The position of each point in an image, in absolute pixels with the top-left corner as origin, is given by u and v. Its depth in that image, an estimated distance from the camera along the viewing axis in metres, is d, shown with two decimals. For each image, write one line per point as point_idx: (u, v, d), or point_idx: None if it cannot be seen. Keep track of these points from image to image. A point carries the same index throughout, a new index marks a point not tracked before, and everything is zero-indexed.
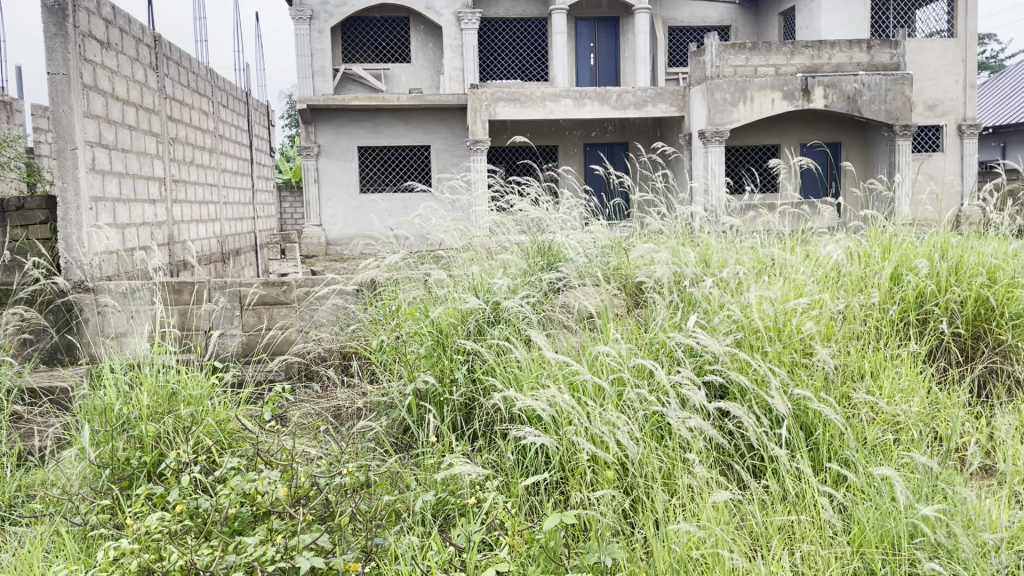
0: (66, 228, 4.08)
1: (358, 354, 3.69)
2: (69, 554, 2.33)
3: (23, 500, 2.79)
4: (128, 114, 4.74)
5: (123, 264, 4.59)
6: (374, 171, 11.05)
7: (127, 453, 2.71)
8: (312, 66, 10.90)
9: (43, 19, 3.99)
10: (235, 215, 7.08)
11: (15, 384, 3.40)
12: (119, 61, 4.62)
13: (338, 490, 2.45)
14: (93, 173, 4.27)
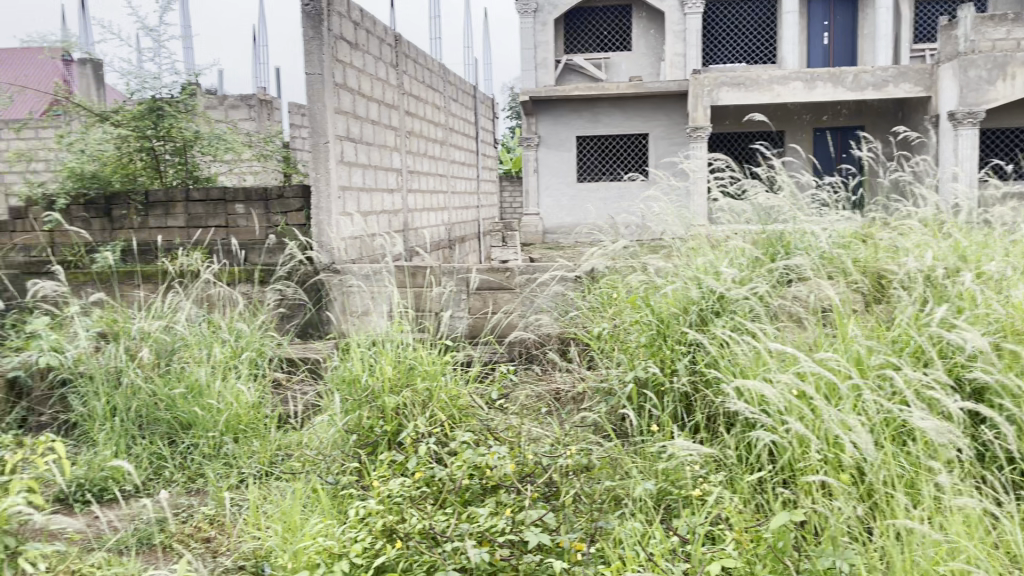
0: (319, 216, 4.50)
1: (577, 340, 3.74)
2: (323, 509, 2.58)
3: (282, 458, 3.11)
4: (371, 109, 5.12)
5: (365, 249, 4.97)
6: (591, 160, 11.14)
7: (371, 421, 2.96)
8: (536, 58, 11.15)
9: (303, 24, 4.40)
10: (461, 203, 7.44)
11: (276, 353, 3.78)
12: (364, 60, 5.01)
13: (562, 471, 2.51)
14: (341, 164, 4.66)
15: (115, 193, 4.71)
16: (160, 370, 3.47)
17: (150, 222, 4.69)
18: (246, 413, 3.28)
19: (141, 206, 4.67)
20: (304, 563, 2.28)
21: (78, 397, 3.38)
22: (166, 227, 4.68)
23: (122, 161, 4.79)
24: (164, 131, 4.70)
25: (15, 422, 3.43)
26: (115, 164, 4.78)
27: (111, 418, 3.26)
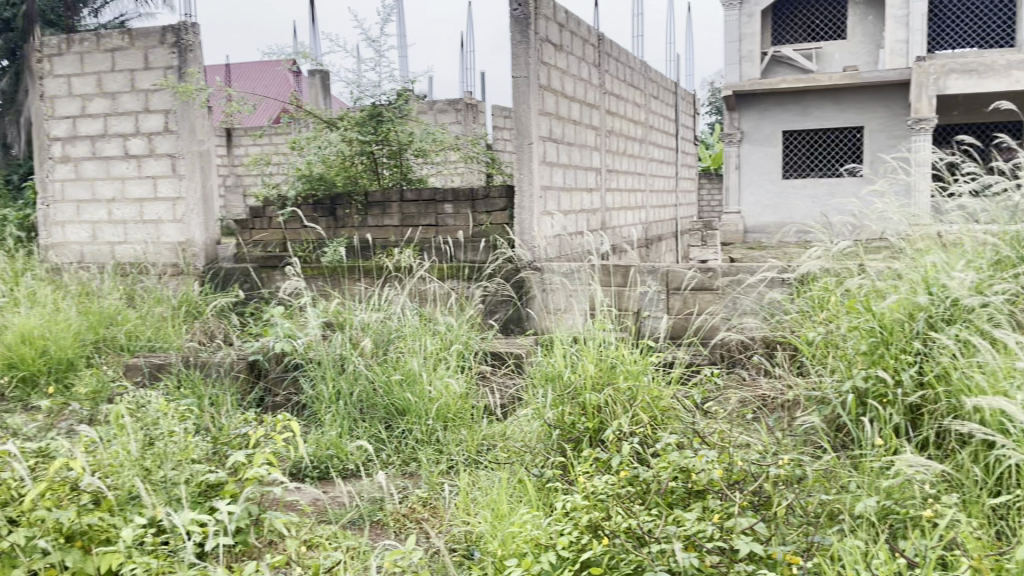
0: (521, 215, 4.62)
1: (786, 344, 3.59)
2: (530, 500, 2.66)
3: (488, 448, 3.22)
4: (573, 109, 5.18)
5: (565, 247, 5.05)
6: (799, 155, 10.63)
7: (574, 417, 3.00)
8: (740, 51, 10.84)
9: (511, 29, 4.53)
10: (660, 202, 7.36)
11: (480, 347, 3.93)
12: (569, 62, 5.08)
13: (774, 480, 2.41)
14: (544, 164, 4.75)
15: (338, 193, 5.10)
16: (379, 359, 3.71)
17: (368, 220, 5.04)
18: (455, 403, 3.43)
19: (361, 206, 5.04)
20: (512, 551, 2.34)
21: (307, 381, 3.69)
22: (383, 225, 5.00)
23: (345, 163, 5.17)
24: (382, 134, 5.03)
25: (255, 401, 3.80)
26: (339, 166, 5.16)
27: (336, 402, 3.53)
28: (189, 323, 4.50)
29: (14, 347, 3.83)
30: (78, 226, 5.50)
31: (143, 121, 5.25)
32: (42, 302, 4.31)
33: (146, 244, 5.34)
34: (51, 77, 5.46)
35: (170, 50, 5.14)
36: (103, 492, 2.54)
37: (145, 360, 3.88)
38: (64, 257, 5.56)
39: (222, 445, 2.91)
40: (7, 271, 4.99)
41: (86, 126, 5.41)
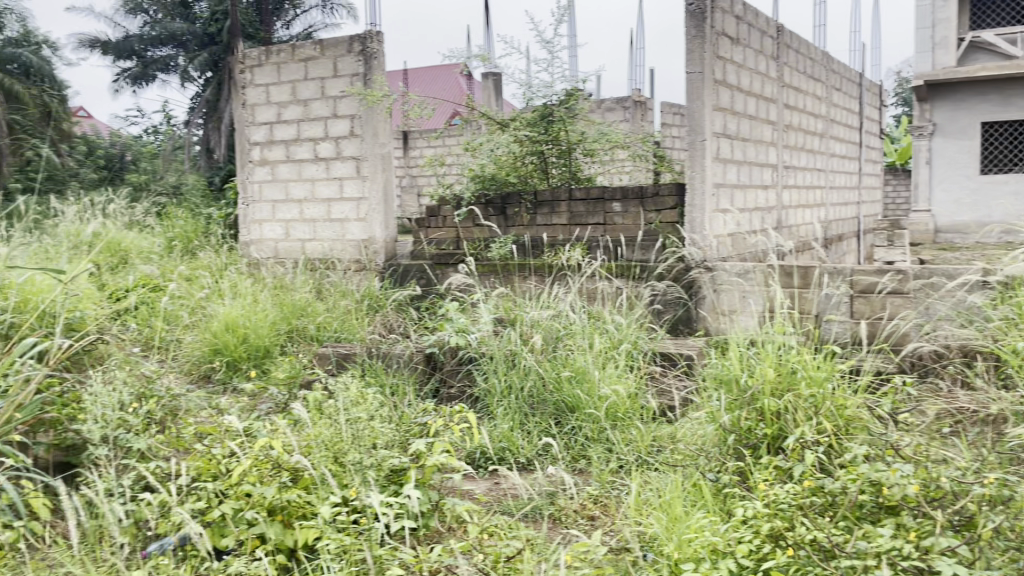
0: (693, 213, 4.53)
1: (988, 354, 3.31)
2: (707, 505, 2.61)
3: (659, 450, 3.17)
4: (750, 104, 5.02)
5: (738, 247, 4.90)
6: (1000, 148, 9.78)
7: (750, 422, 2.91)
8: (934, 38, 10.04)
9: (686, 24, 4.46)
10: (841, 199, 6.99)
11: (650, 346, 3.87)
12: (746, 55, 4.92)
13: (979, 500, 2.23)
14: (718, 161, 4.63)
15: (509, 192, 5.21)
16: (548, 355, 3.76)
17: (537, 219, 5.11)
18: (625, 403, 3.40)
19: (531, 205, 5.11)
20: (689, 554, 2.30)
21: (480, 374, 3.79)
22: (552, 224, 5.05)
23: (516, 163, 5.27)
24: (553, 134, 5.08)
25: (431, 392, 3.95)
26: (510, 165, 5.27)
27: (507, 396, 3.59)
28: (371, 316, 4.76)
29: (219, 333, 4.20)
30: (273, 224, 5.94)
31: (331, 126, 5.60)
32: (243, 293, 4.71)
33: (332, 241, 5.69)
34: (252, 87, 5.94)
35: (357, 58, 5.44)
36: (299, 471, 2.73)
37: (331, 350, 4.13)
38: (262, 252, 6.02)
39: (403, 432, 3.05)
40: (212, 265, 5.48)
41: (282, 131, 5.84)
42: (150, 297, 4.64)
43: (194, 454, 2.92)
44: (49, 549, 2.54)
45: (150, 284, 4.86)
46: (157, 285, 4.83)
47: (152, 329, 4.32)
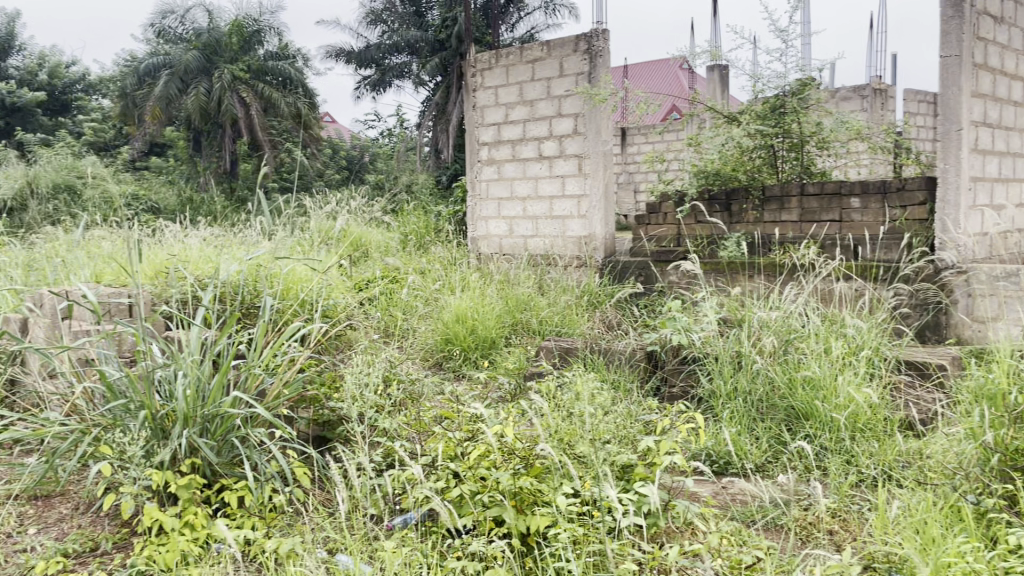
0: (944, 210, 4.15)
1: None
2: (968, 529, 2.39)
3: (905, 465, 2.94)
4: (1015, 89, 4.51)
5: (997, 247, 4.43)
6: None
7: (1019, 442, 2.60)
8: None
9: (942, 3, 4.09)
10: None
11: (894, 354, 3.61)
12: (1012, 34, 4.43)
13: None
14: (975, 152, 4.21)
15: (735, 188, 5.06)
16: (778, 358, 3.60)
17: (764, 216, 4.94)
18: (866, 412, 3.18)
19: (759, 201, 4.94)
20: None
21: (705, 374, 3.71)
22: (781, 220, 4.85)
23: (743, 158, 5.11)
24: (784, 126, 4.87)
25: (653, 390, 3.91)
26: (736, 161, 5.13)
27: (734, 398, 3.48)
28: (591, 311, 4.85)
29: (451, 324, 4.43)
30: (498, 221, 6.17)
31: (556, 124, 5.73)
32: (471, 288, 4.95)
33: (553, 237, 5.83)
34: (482, 89, 6.21)
35: (583, 57, 5.52)
36: (531, 459, 2.81)
37: (554, 343, 4.21)
38: (487, 248, 6.28)
39: (630, 427, 3.06)
40: (442, 260, 5.81)
41: (508, 131, 6.05)
42: (389, 288, 5.01)
43: (433, 436, 3.10)
44: (310, 514, 2.80)
45: (388, 275, 5.24)
46: (395, 277, 5.19)
47: (391, 318, 4.66)
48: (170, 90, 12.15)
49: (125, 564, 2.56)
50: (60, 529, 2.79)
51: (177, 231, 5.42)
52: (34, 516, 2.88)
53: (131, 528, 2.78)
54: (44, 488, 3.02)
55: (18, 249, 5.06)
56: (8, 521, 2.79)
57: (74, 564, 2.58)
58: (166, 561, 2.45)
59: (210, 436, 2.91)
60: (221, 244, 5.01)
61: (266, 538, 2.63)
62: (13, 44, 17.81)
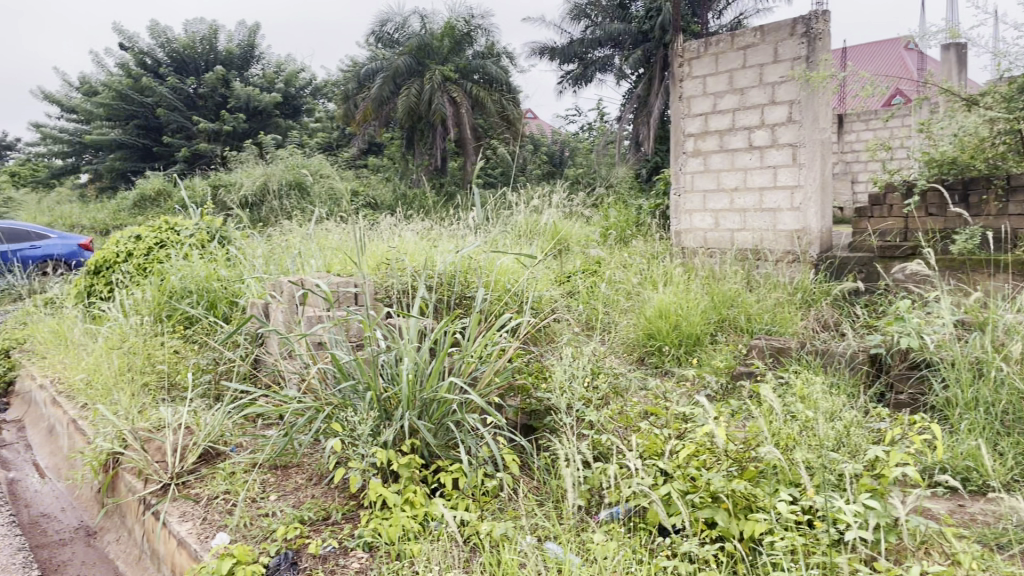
0: None
1: None
2: None
3: None
4: None
5: None
6: None
7: None
8: None
9: None
10: None
11: None
12: None
13: None
14: None
15: (974, 177, 4.63)
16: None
17: (1010, 208, 4.47)
18: None
19: (1002, 191, 4.48)
20: None
21: (938, 381, 3.40)
22: None
23: (984, 144, 4.66)
24: None
25: (876, 395, 3.64)
26: (975, 147, 4.70)
27: (973, 409, 3.17)
28: (803, 310, 4.61)
29: (653, 319, 4.37)
30: (703, 214, 6.02)
31: (769, 113, 5.50)
32: (675, 283, 4.87)
33: (763, 231, 5.61)
34: (689, 79, 6.08)
35: (800, 41, 5.25)
36: (744, 461, 2.70)
37: (766, 342, 4.03)
38: (692, 242, 6.15)
39: (854, 434, 2.84)
40: (645, 254, 5.77)
41: (716, 121, 5.89)
42: (592, 280, 5.03)
43: (639, 431, 3.05)
44: (521, 500, 2.86)
45: (591, 268, 5.27)
46: (598, 271, 5.21)
47: (595, 310, 4.68)
48: (385, 92, 12.97)
49: (353, 535, 2.74)
50: (296, 498, 3.05)
51: (395, 225, 5.78)
52: (275, 484, 3.17)
53: (357, 501, 2.98)
54: (284, 459, 3.32)
55: (260, 240, 5.61)
56: (254, 487, 3.09)
57: (309, 530, 2.80)
58: (390, 535, 2.60)
59: (428, 419, 3.06)
60: (435, 236, 5.27)
61: (480, 520, 2.71)
62: (255, 54, 19.77)
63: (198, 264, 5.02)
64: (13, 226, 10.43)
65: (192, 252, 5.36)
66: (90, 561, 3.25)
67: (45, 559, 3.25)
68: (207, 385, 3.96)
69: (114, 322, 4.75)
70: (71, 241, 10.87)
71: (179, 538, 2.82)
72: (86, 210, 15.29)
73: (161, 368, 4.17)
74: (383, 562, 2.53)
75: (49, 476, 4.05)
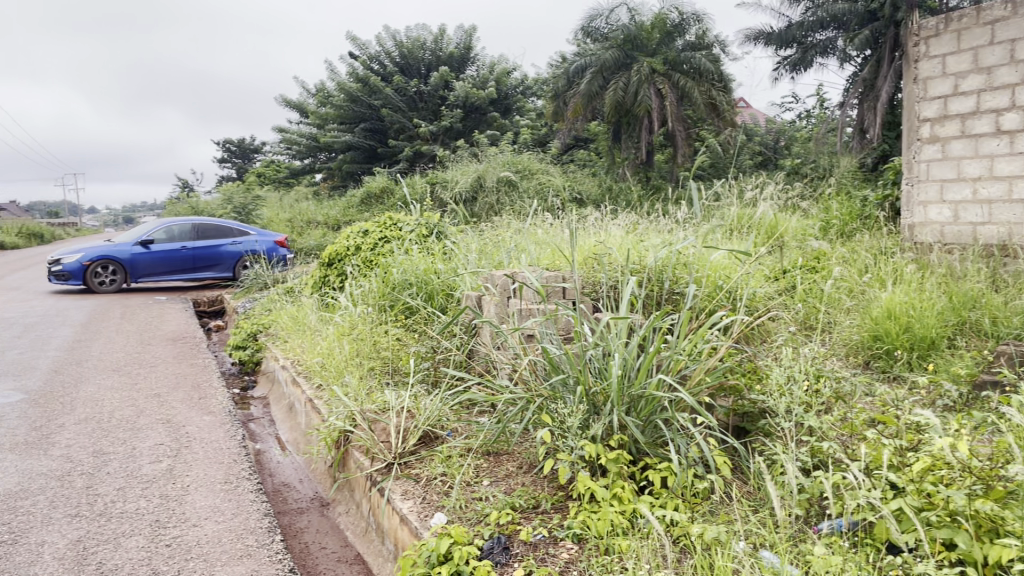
0: None
1: None
2: None
3: None
4: None
5: None
6: None
7: None
8: None
9: None
10: None
11: None
12: None
13: None
14: None
15: None
16: None
17: None
18: None
19: None
20: None
21: None
22: None
23: None
24: None
25: None
26: None
27: None
28: None
29: (880, 320, 4.07)
30: (940, 206, 5.50)
31: (1021, 93, 4.95)
32: (906, 282, 4.50)
33: (1014, 223, 5.02)
34: (925, 60, 5.59)
35: None
36: (990, 480, 2.42)
37: (1016, 348, 3.61)
38: (926, 236, 5.63)
39: None
40: (870, 249, 5.39)
41: (958, 104, 5.37)
42: (811, 277, 4.76)
43: (865, 440, 2.84)
44: (734, 504, 2.76)
45: (809, 264, 4.99)
46: (817, 267, 4.93)
47: (814, 309, 4.43)
48: (593, 87, 13.05)
49: (562, 525, 2.78)
50: (508, 485, 3.14)
51: (603, 220, 5.80)
52: (488, 470, 3.29)
53: (566, 493, 3.02)
54: (497, 446, 3.44)
55: (473, 235, 5.84)
56: (468, 472, 3.23)
57: (521, 517, 2.88)
58: (599, 529, 2.61)
59: (636, 415, 3.04)
60: (642, 230, 5.23)
61: (690, 521, 2.65)
62: (471, 55, 20.62)
63: (418, 258, 5.33)
64: (218, 224, 11.44)
65: (412, 246, 5.70)
66: (323, 530, 3.55)
67: (286, 524, 3.59)
68: (426, 371, 4.19)
69: (346, 310, 5.17)
70: (268, 239, 11.73)
71: (401, 515, 3.01)
72: (321, 206, 16.71)
73: (385, 354, 4.47)
74: (592, 555, 2.55)
75: (289, 449, 4.48)
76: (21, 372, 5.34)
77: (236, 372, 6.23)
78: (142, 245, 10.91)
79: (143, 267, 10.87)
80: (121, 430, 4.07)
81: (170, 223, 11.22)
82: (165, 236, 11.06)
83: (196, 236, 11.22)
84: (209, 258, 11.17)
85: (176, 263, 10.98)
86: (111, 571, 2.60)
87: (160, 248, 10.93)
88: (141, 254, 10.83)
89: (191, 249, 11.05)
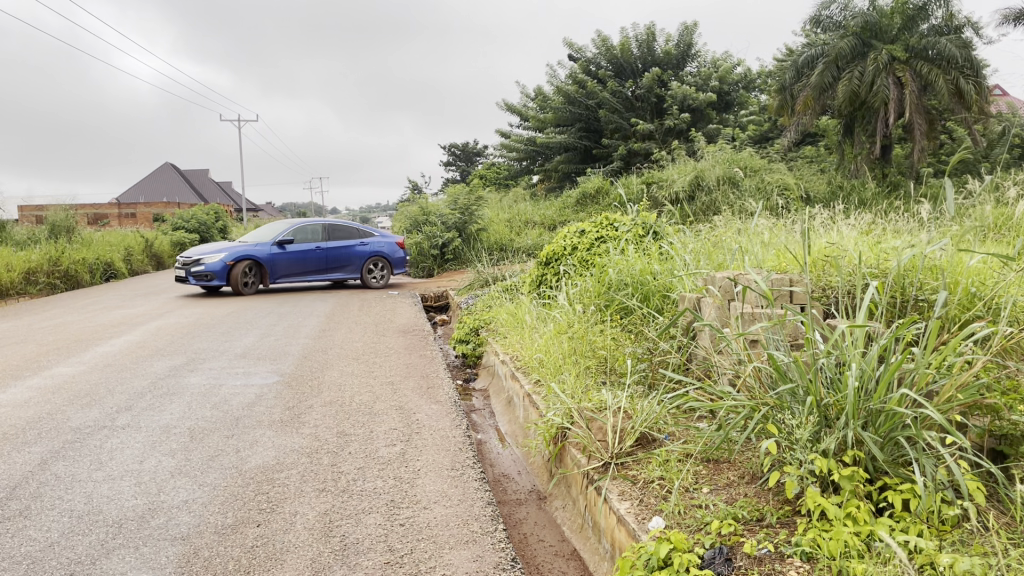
0: None
1: None
2: None
3: None
4: None
5: None
6: None
7: None
8: None
9: None
10: None
11: None
12: None
13: None
14: None
15: None
16: None
17: None
18: None
19: None
20: None
21: None
22: None
23: None
24: None
25: None
26: None
27: None
28: None
29: None
30: None
31: None
32: None
33: None
34: None
35: None
36: None
37: None
38: None
39: None
40: None
41: None
42: None
43: None
44: (989, 535, 2.49)
45: None
46: None
47: None
48: (825, 78, 12.41)
49: (789, 541, 2.64)
50: (730, 494, 3.03)
51: (836, 218, 5.50)
52: (708, 476, 3.20)
53: (793, 507, 2.85)
54: (716, 452, 3.34)
55: (693, 235, 5.71)
56: (687, 477, 3.17)
57: (744, 529, 2.76)
58: (831, 549, 2.45)
59: (873, 430, 2.82)
60: (879, 229, 4.84)
61: (936, 549, 2.42)
62: (691, 53, 20.25)
63: (633, 258, 5.31)
64: (345, 227, 12.40)
65: (628, 247, 5.68)
66: (542, 523, 3.63)
67: (507, 514, 3.71)
68: (644, 373, 4.17)
69: (564, 308, 5.28)
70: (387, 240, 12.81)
71: (619, 515, 3.00)
72: (538, 207, 17.12)
73: (601, 353, 4.49)
74: None
75: (507, 442, 4.63)
76: (277, 356, 5.96)
77: (459, 365, 6.55)
78: (279, 245, 11.52)
79: (281, 266, 11.52)
80: (361, 413, 4.41)
81: (300, 223, 11.99)
82: (300, 237, 11.83)
83: (328, 237, 12.14)
84: (340, 259, 12.12)
85: (312, 262, 11.80)
86: (353, 544, 2.82)
87: (297, 249, 11.64)
88: (280, 254, 11.47)
89: (325, 249, 11.94)
